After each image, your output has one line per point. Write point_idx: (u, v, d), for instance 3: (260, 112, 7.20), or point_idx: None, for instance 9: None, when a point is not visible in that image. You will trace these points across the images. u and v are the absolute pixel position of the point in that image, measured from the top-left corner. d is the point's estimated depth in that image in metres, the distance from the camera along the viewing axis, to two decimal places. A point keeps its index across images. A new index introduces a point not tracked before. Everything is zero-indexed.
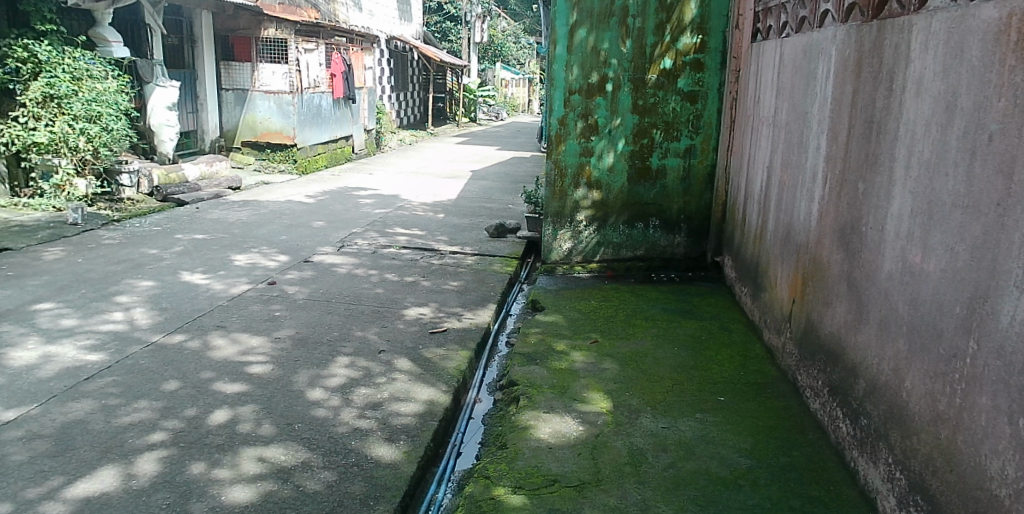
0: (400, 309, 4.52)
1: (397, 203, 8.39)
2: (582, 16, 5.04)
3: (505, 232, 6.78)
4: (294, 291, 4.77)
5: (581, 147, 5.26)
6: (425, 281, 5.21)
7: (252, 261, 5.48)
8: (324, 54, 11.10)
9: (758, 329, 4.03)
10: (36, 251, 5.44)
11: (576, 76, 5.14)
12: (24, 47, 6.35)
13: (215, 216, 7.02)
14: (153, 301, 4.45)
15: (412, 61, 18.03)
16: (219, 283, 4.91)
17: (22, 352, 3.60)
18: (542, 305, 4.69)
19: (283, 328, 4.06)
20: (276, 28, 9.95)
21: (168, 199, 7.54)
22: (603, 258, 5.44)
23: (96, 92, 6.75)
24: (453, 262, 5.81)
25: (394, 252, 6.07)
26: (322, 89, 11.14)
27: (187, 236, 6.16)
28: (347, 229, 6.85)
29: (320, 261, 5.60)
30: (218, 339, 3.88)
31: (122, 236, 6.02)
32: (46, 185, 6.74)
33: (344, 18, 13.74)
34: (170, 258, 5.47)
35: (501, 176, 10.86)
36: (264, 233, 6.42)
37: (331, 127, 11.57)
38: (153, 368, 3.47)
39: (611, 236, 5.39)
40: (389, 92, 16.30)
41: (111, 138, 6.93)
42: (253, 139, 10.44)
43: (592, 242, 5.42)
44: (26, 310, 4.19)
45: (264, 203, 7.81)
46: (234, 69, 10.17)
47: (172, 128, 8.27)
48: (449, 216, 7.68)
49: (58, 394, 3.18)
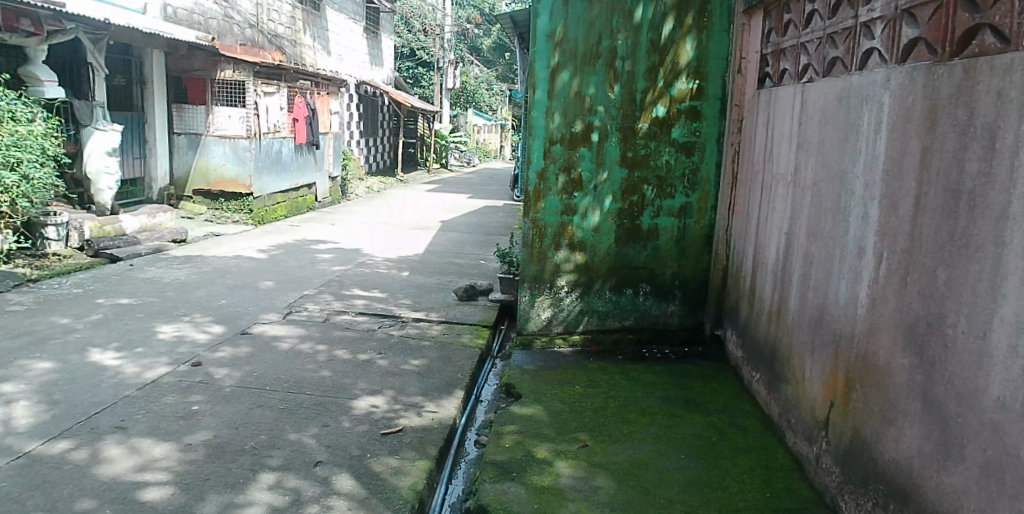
0: (349, 400, 3.83)
1: (359, 258, 7.70)
2: (565, 57, 4.47)
3: (476, 294, 6.12)
4: (222, 376, 4.13)
5: (562, 204, 4.63)
6: (382, 360, 4.52)
7: (180, 333, 4.82)
8: (286, 97, 10.47)
9: (777, 429, 3.36)
10: None
11: (558, 124, 4.54)
12: None
13: (150, 275, 6.24)
14: (45, 392, 3.78)
15: (382, 107, 17.54)
16: (132, 365, 4.21)
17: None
18: (518, 393, 3.97)
19: (198, 432, 3.38)
20: (234, 69, 9.26)
21: (100, 254, 6.75)
22: (587, 329, 4.76)
23: (18, 135, 5.80)
24: (414, 333, 5.12)
25: (350, 320, 5.38)
26: (283, 134, 10.45)
27: (111, 301, 5.39)
28: (298, 291, 6.14)
29: (260, 333, 4.97)
30: (112, 448, 3.19)
31: (32, 301, 5.22)
32: None
33: (311, 61, 13.14)
34: (82, 330, 4.74)
35: (472, 227, 10.22)
36: (202, 297, 5.72)
37: (293, 175, 10.86)
38: (14, 494, 2.77)
39: (596, 304, 4.72)
40: (357, 137, 15.71)
41: (30, 188, 5.96)
42: (206, 188, 9.66)
43: (575, 311, 4.74)
44: None
45: (210, 259, 7.04)
46: (187, 112, 9.44)
47: (111, 175, 7.46)
48: (414, 275, 6.99)
49: None
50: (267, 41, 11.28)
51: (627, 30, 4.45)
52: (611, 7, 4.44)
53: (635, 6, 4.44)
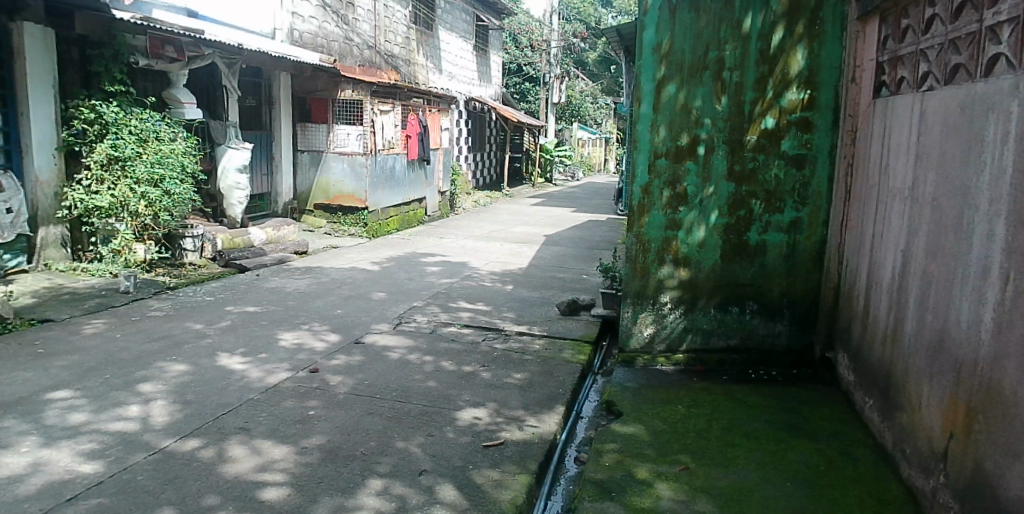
0: (454, 411, 3.95)
1: (465, 271, 7.91)
2: (671, 69, 4.42)
3: (578, 309, 6.14)
4: (336, 383, 4.39)
5: (666, 219, 4.55)
6: (485, 372, 4.63)
7: (299, 341, 5.14)
8: (400, 116, 10.85)
9: (892, 460, 3.15)
10: (77, 323, 5.13)
11: (664, 137, 4.49)
12: (92, 108, 6.09)
13: (273, 285, 6.66)
14: (179, 392, 4.18)
15: (490, 122, 17.90)
16: (255, 370, 4.57)
17: (11, 459, 3.35)
18: (619, 411, 3.93)
19: (312, 436, 3.62)
20: (353, 89, 9.72)
21: (230, 264, 7.18)
22: (691, 347, 4.65)
23: (162, 154, 6.30)
24: (517, 347, 5.18)
25: (455, 332, 5.54)
26: (397, 151, 10.86)
27: (239, 308, 5.82)
28: (407, 302, 6.39)
29: (372, 342, 5.21)
30: (236, 448, 3.50)
31: (171, 307, 5.70)
32: (105, 250, 6.34)
33: (424, 80, 13.63)
34: (213, 335, 5.15)
35: (576, 241, 10.23)
36: (320, 307, 6.06)
37: (406, 190, 11.27)
38: (150, 487, 3.11)
39: (701, 322, 4.61)
40: (466, 152, 16.11)
41: (172, 202, 6.41)
42: (325, 202, 10.20)
43: (678, 329, 4.64)
44: (39, 400, 3.97)
45: (328, 270, 7.44)
46: (311, 130, 10.04)
47: (242, 190, 8.00)
48: (518, 289, 7.09)
49: None
50: (383, 61, 11.81)
51: (735, 40, 4.34)
52: (719, 18, 4.34)
53: (744, 15, 4.32)
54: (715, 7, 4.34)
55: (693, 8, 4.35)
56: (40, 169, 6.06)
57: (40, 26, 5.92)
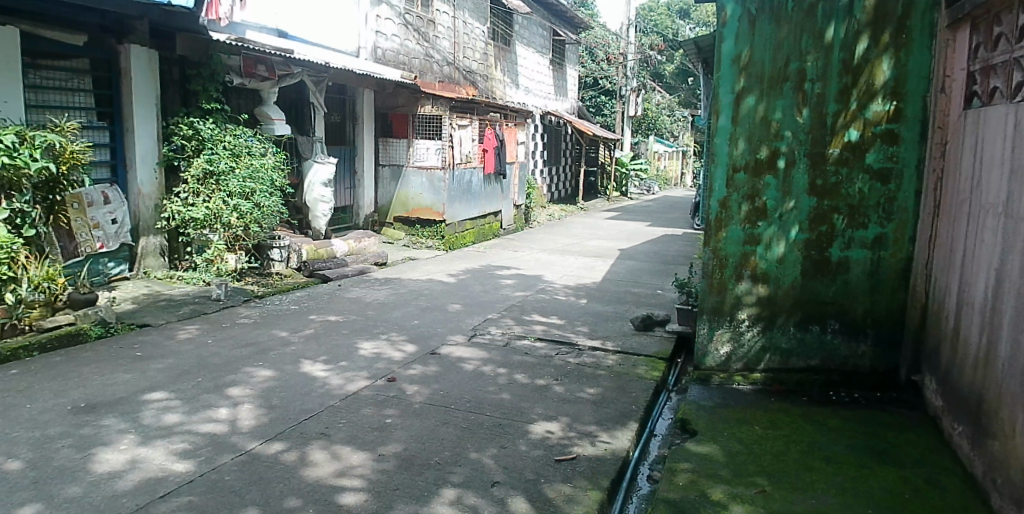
0: (526, 424, 3.98)
1: (539, 284, 7.94)
2: (751, 81, 4.32)
3: (653, 324, 6.07)
4: (412, 392, 4.50)
5: (745, 234, 4.45)
6: (558, 386, 4.64)
7: (378, 351, 5.30)
8: (477, 130, 11.02)
9: (983, 491, 2.97)
10: (173, 329, 5.44)
11: (742, 150, 4.39)
12: (189, 125, 6.52)
13: (354, 295, 6.87)
14: (265, 397, 4.37)
15: (565, 136, 17.92)
16: (337, 377, 4.74)
17: (112, 455, 3.59)
18: (694, 429, 3.86)
19: (389, 444, 3.72)
20: (432, 104, 9.95)
21: (314, 274, 7.45)
22: (769, 366, 4.51)
23: (253, 168, 6.60)
24: (591, 362, 5.16)
25: (529, 345, 5.57)
26: (474, 165, 11.00)
27: (322, 317, 6.04)
28: (482, 314, 6.48)
29: (447, 354, 5.30)
30: (317, 452, 3.64)
31: (259, 315, 5.97)
32: (199, 259, 6.65)
33: (501, 94, 13.81)
34: (297, 343, 5.36)
35: (651, 255, 10.12)
36: (398, 317, 6.22)
37: (482, 204, 11.40)
38: (237, 488, 3.27)
39: (779, 340, 4.47)
40: (541, 166, 16.18)
41: (262, 214, 6.67)
42: (405, 215, 10.43)
43: (756, 347, 4.51)
44: (138, 401, 4.24)
45: (406, 281, 7.62)
46: (392, 144, 10.36)
47: (326, 203, 8.29)
48: (591, 303, 7.06)
49: None
50: (461, 77, 12.05)
51: (817, 51, 4.23)
52: (801, 28, 4.23)
53: (826, 25, 4.20)
54: (797, 17, 4.23)
55: (774, 18, 4.25)
56: (143, 183, 6.45)
57: (145, 48, 6.28)
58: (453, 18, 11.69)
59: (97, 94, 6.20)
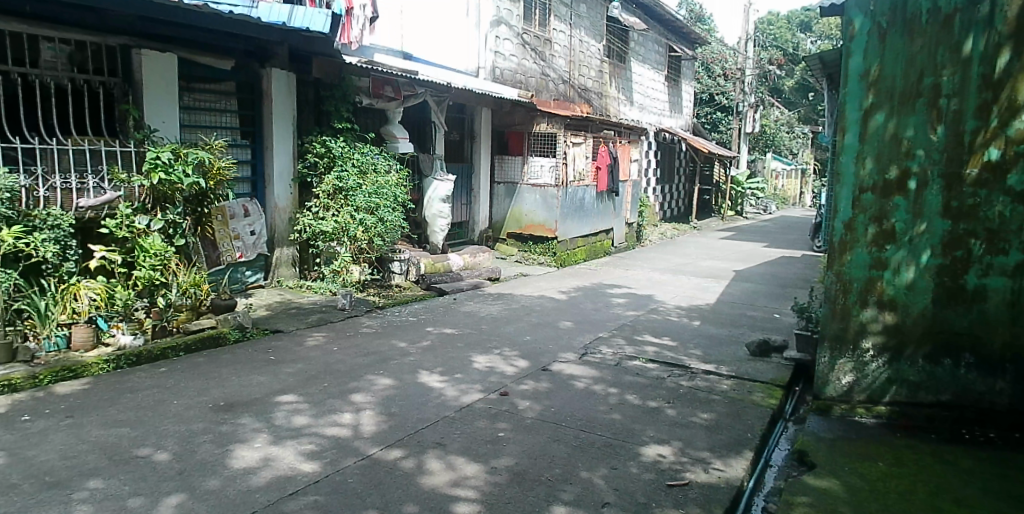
0: (637, 446, 3.92)
1: (651, 304, 7.80)
2: (880, 97, 4.07)
3: (769, 350, 5.81)
4: (524, 408, 4.53)
5: (872, 258, 4.17)
6: (671, 409, 4.53)
7: (491, 365, 5.37)
8: (591, 147, 10.97)
9: None
10: (302, 335, 5.75)
11: (870, 169, 4.14)
12: (322, 143, 6.90)
13: (468, 309, 7.00)
14: (385, 404, 4.53)
15: (679, 153, 17.57)
16: (452, 389, 4.84)
17: (247, 452, 3.83)
18: (812, 462, 3.68)
19: (502, 457, 3.76)
20: (548, 122, 10.06)
21: (431, 288, 7.63)
22: (896, 400, 4.20)
23: (378, 185, 6.88)
24: (705, 387, 5.01)
25: (641, 366, 5.47)
26: (587, 182, 10.94)
27: (437, 330, 6.20)
28: (593, 333, 6.42)
29: (558, 371, 5.30)
30: (433, 461, 3.72)
31: (379, 325, 6.21)
32: (327, 270, 7.01)
33: (615, 112, 13.73)
34: (415, 354, 5.52)
35: (767, 277, 9.74)
36: (510, 332, 6.28)
37: (594, 221, 11.33)
38: (358, 490, 3.40)
39: (908, 373, 4.16)
40: (654, 184, 15.92)
41: (384, 228, 6.95)
42: (518, 231, 10.56)
43: (882, 379, 4.22)
44: (270, 402, 4.50)
45: (518, 297, 7.69)
46: (507, 162, 10.53)
47: (444, 219, 8.52)
48: (705, 325, 6.85)
49: (259, 509, 3.25)
50: (576, 94, 12.11)
51: (955, 65, 3.93)
52: (936, 40, 3.94)
53: (966, 36, 3.90)
54: (932, 29, 3.94)
55: (906, 30, 3.99)
56: (279, 197, 6.87)
57: (285, 71, 6.72)
58: (570, 37, 11.79)
59: (241, 115, 6.69)
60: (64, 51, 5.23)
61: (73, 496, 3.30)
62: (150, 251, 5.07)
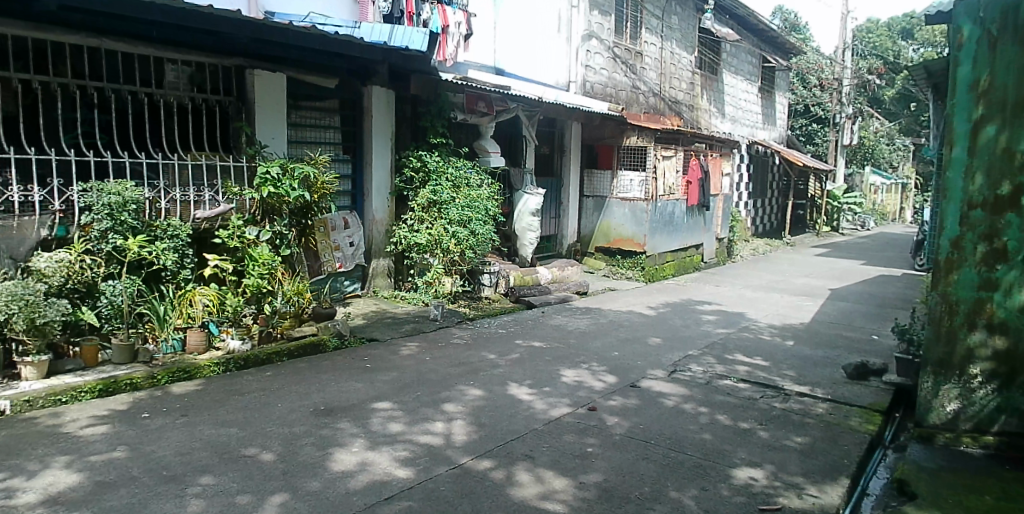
0: (728, 468, 3.84)
1: (742, 322, 7.58)
2: (991, 109, 3.84)
3: (868, 374, 5.53)
4: (613, 423, 4.49)
5: (981, 278, 3.92)
6: (763, 431, 4.41)
7: (580, 379, 5.35)
8: (681, 161, 10.79)
9: None
10: (396, 345, 5.90)
11: (980, 185, 3.90)
12: (418, 158, 7.12)
13: (556, 322, 7.01)
14: (475, 415, 4.59)
15: (772, 167, 17.01)
16: (541, 402, 4.85)
17: (345, 456, 3.96)
18: (913, 492, 3.53)
19: (591, 472, 3.77)
20: (638, 135, 10.01)
21: (520, 300, 7.68)
22: (1005, 430, 3.94)
23: (471, 198, 7.03)
24: (799, 409, 4.84)
25: (732, 385, 5.33)
26: (677, 196, 10.76)
27: (526, 343, 6.23)
28: (683, 350, 6.30)
29: (648, 387, 5.23)
30: (522, 474, 3.75)
31: (470, 336, 6.30)
32: (420, 281, 7.18)
33: (706, 124, 13.46)
34: (504, 366, 5.57)
35: (865, 296, 9.29)
36: (598, 347, 6.24)
37: (684, 236, 11.11)
38: (450, 498, 3.47)
39: (1020, 401, 3.89)
40: (746, 199, 15.46)
41: (476, 241, 7.05)
42: (605, 245, 10.46)
43: (991, 406, 3.96)
44: (367, 408, 4.65)
45: (606, 312, 7.63)
46: (596, 176, 10.53)
47: (534, 233, 8.57)
48: (799, 346, 6.58)
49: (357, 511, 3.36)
50: (667, 107, 11.99)
51: None
52: None
53: None
54: None
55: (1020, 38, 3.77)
56: (377, 210, 7.11)
57: (384, 88, 6.96)
58: (661, 49, 11.68)
59: (343, 131, 6.97)
60: (185, 72, 5.62)
61: (188, 490, 3.50)
62: (259, 260, 5.39)
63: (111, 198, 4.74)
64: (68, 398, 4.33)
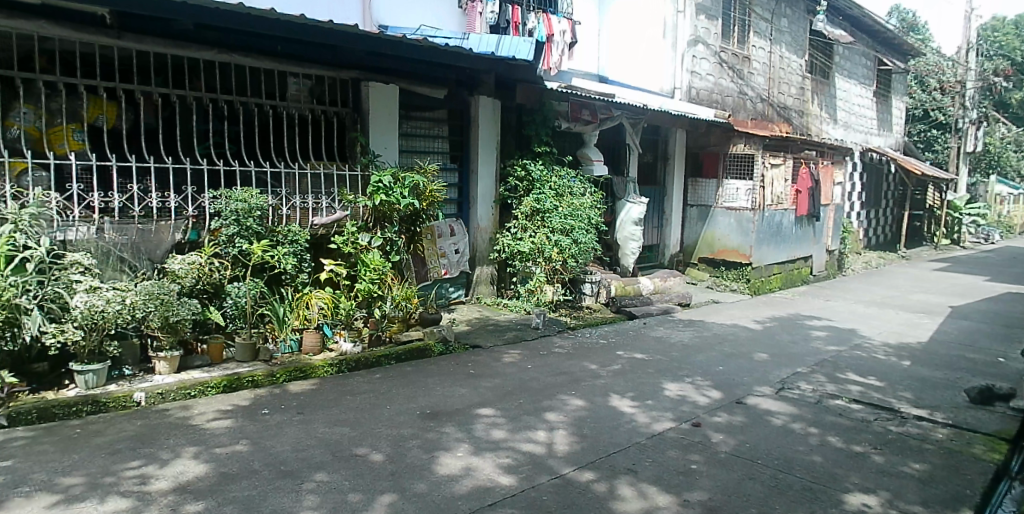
0: (841, 493, 3.68)
1: (854, 339, 7.18)
2: None
3: (994, 398, 5.14)
4: (718, 440, 4.35)
5: None
6: (878, 456, 4.18)
7: (683, 393, 5.22)
8: (790, 169, 10.37)
9: None
10: (498, 352, 5.94)
11: None
12: (522, 167, 7.22)
13: (658, 334, 6.88)
14: (578, 425, 4.56)
15: (887, 175, 16.05)
16: (643, 415, 4.77)
17: (450, 460, 4.02)
18: None
19: (696, 490, 3.68)
20: (745, 143, 9.71)
21: (621, 310, 7.59)
22: None
23: (574, 207, 7.01)
24: (917, 434, 4.56)
25: (844, 405, 5.07)
26: (785, 206, 10.35)
27: (628, 354, 6.13)
28: (792, 367, 6.03)
29: (754, 404, 5.04)
30: (625, 487, 3.70)
31: (571, 346, 6.26)
32: (522, 289, 7.21)
33: (816, 131, 12.88)
34: (606, 377, 5.51)
35: (990, 315, 8.62)
36: (702, 361, 6.06)
37: (792, 247, 10.66)
38: (553, 508, 3.47)
39: None
40: (858, 209, 14.65)
41: (578, 250, 6.99)
42: (710, 256, 10.20)
43: None
44: (470, 413, 4.70)
45: (710, 324, 7.42)
46: (701, 185, 10.28)
47: (637, 242, 8.46)
48: (917, 366, 6.16)
49: None
50: (775, 113, 11.57)
51: None
52: None
53: None
54: None
55: None
56: (481, 218, 7.23)
57: (491, 97, 7.06)
58: (770, 53, 11.29)
59: (452, 140, 7.12)
60: (306, 85, 5.91)
61: (303, 485, 3.64)
62: (371, 265, 5.57)
63: (238, 204, 5.02)
64: (197, 392, 4.61)
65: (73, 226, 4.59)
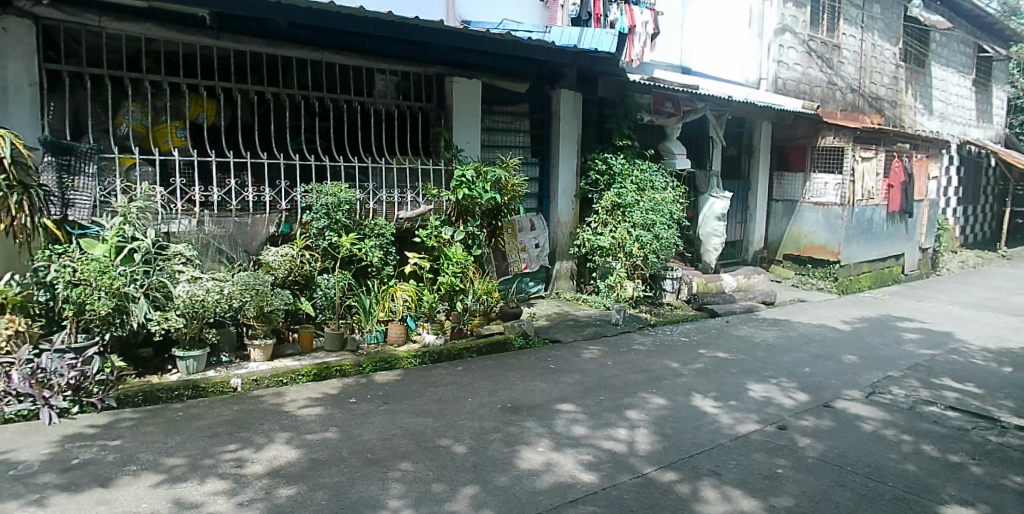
0: (937, 505, 3.49)
1: (951, 343, 6.80)
2: None
3: None
4: (806, 445, 4.20)
5: None
6: (978, 467, 3.95)
7: (768, 395, 5.06)
8: (883, 163, 9.89)
9: None
10: (577, 347, 5.91)
11: None
12: (603, 161, 7.17)
13: (742, 333, 6.70)
14: (659, 424, 4.48)
15: (986, 169, 15.08)
16: (727, 416, 4.64)
17: (531, 455, 4.02)
18: None
19: (782, 495, 3.56)
20: (834, 135, 9.34)
21: (703, 308, 7.42)
22: None
23: (655, 201, 6.88)
24: (1020, 445, 4.28)
25: (940, 412, 4.81)
26: (876, 201, 9.86)
27: (711, 353, 5.99)
28: (883, 370, 5.75)
29: (844, 409, 4.83)
30: (709, 490, 3.61)
31: (651, 343, 6.17)
32: (602, 285, 7.17)
33: (910, 122, 12.22)
34: (688, 376, 5.40)
35: None
36: (788, 362, 5.86)
37: (883, 245, 10.19)
38: (634, 507, 3.42)
39: None
40: (954, 204, 13.83)
41: (660, 245, 6.84)
42: (796, 253, 9.84)
43: None
44: (550, 408, 4.69)
45: (795, 324, 7.16)
46: (787, 179, 9.94)
47: (720, 238, 8.24)
48: (1019, 373, 5.78)
49: (542, 511, 3.39)
50: (867, 104, 11.07)
51: None
52: None
53: None
54: None
55: None
56: (562, 212, 7.20)
57: (572, 91, 7.02)
58: (862, 40, 10.79)
59: (533, 134, 7.10)
60: (393, 81, 6.03)
61: (389, 474, 3.71)
62: (453, 259, 5.67)
63: (328, 198, 5.18)
64: (288, 380, 4.77)
65: (176, 219, 4.80)
